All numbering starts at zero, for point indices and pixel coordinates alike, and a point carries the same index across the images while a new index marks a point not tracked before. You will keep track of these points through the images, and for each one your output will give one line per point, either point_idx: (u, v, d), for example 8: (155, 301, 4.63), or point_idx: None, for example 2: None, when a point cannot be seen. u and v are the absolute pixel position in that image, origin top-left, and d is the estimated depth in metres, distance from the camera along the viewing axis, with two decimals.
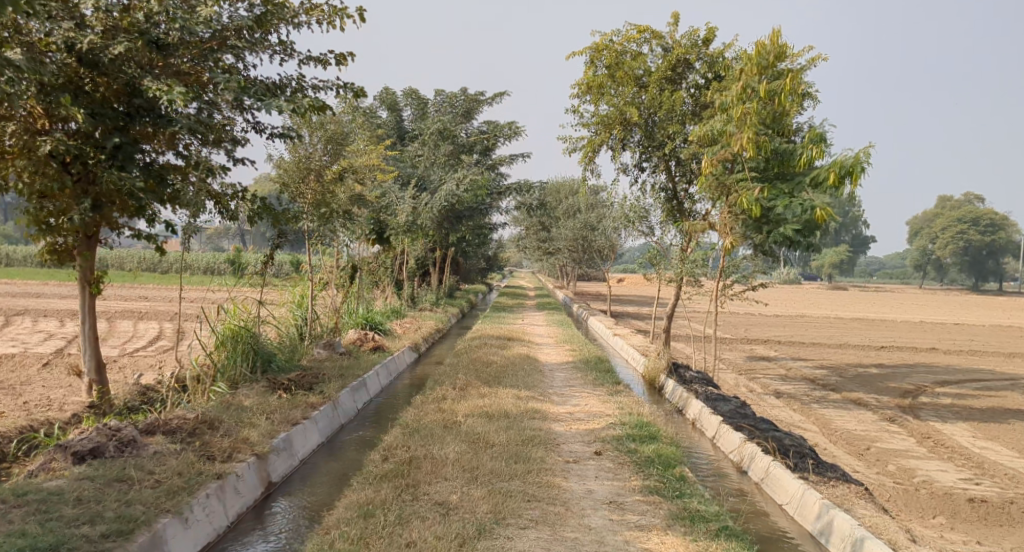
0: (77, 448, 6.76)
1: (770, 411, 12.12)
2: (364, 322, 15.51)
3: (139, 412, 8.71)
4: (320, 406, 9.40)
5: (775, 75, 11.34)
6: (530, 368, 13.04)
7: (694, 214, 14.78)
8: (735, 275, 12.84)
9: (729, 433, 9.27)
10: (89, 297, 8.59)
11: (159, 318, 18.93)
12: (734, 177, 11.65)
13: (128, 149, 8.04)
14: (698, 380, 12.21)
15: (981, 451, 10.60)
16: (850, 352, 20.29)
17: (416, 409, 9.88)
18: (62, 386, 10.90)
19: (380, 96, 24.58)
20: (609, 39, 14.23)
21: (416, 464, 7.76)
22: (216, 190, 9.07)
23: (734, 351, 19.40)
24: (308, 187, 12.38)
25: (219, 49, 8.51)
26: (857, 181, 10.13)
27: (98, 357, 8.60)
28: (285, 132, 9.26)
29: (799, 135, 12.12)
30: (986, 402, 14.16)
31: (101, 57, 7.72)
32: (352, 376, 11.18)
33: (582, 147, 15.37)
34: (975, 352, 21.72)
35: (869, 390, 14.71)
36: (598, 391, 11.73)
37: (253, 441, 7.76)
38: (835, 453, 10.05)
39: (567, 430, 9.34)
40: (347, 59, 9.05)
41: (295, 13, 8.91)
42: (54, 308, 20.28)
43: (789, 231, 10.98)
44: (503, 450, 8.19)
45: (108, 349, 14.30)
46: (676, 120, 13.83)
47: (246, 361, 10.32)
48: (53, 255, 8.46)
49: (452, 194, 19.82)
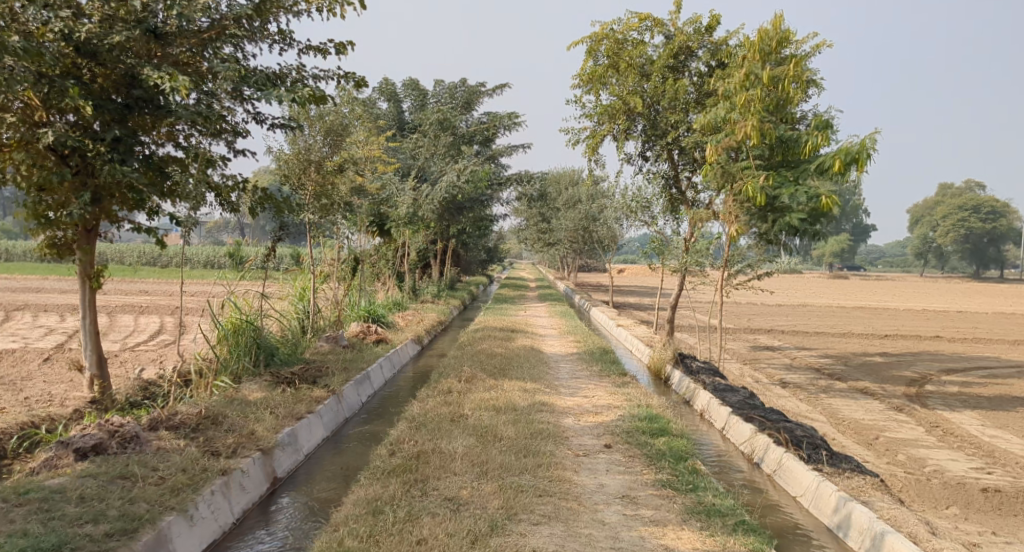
0: (79, 444, 6.64)
1: (777, 401, 12.01)
2: (366, 314, 15.37)
3: (142, 407, 8.61)
4: (324, 400, 9.27)
5: (777, 61, 11.31)
6: (535, 360, 12.93)
7: (698, 203, 14.63)
8: (740, 264, 12.77)
9: (739, 424, 9.16)
10: (89, 291, 8.45)
11: (160, 312, 18.81)
12: (738, 165, 11.46)
13: (128, 141, 7.92)
14: (704, 371, 12.10)
15: (992, 440, 10.49)
16: (855, 341, 20.17)
17: (422, 402, 9.76)
18: (63, 381, 10.77)
19: (379, 88, 24.43)
20: (610, 28, 14.07)
21: (425, 458, 7.65)
22: (216, 182, 8.92)
23: (737, 341, 19.29)
24: (309, 178, 12.24)
25: (218, 38, 8.34)
26: (863, 167, 10.02)
27: (99, 352, 8.48)
28: (285, 122, 9.12)
29: (805, 122, 12.07)
30: (993, 390, 14.06)
31: (100, 47, 7.58)
32: (356, 369, 11.06)
33: (584, 138, 15.22)
34: (979, 340, 21.61)
35: (875, 379, 14.59)
36: (604, 382, 11.62)
37: (258, 436, 7.65)
38: (845, 442, 9.94)
39: (576, 423, 9.23)
40: (347, 48, 8.90)
41: (294, 2, 8.74)
42: (54, 303, 20.11)
43: (795, 219, 10.86)
44: (511, 443, 8.07)
45: (110, 344, 14.17)
46: (678, 108, 13.70)
47: (249, 354, 10.21)
48: (53, 249, 8.36)
49: (453, 186, 19.65)
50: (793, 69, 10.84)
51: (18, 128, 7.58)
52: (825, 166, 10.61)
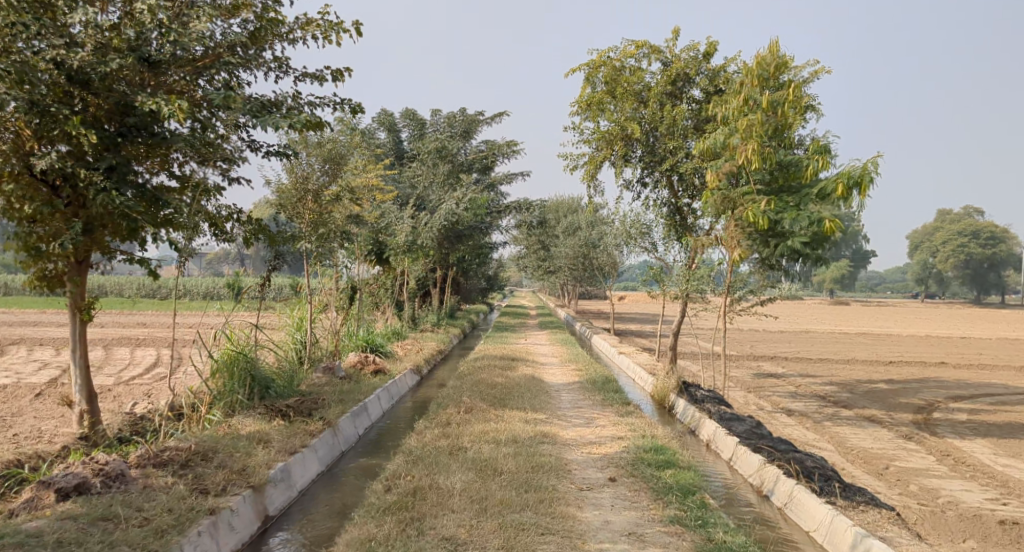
0: (61, 484, 6.36)
1: (784, 430, 11.72)
2: (364, 344, 15.12)
3: (131, 443, 8.32)
4: (319, 433, 9.01)
5: (777, 87, 11.20)
6: (537, 389, 12.64)
7: (699, 229, 14.39)
8: (742, 290, 12.33)
9: (747, 455, 8.89)
10: (79, 324, 8.15)
11: (156, 344, 18.60)
12: (738, 191, 11.26)
13: (122, 170, 7.68)
14: (709, 399, 11.82)
15: (1005, 469, 10.20)
16: (859, 368, 19.90)
17: (420, 434, 9.49)
18: (54, 417, 10.50)
19: (378, 118, 24.46)
20: (607, 55, 14.04)
21: (422, 494, 7.38)
22: (210, 211, 8.76)
23: (741, 368, 19.00)
24: (305, 207, 12.09)
25: (212, 66, 8.18)
26: (866, 191, 9.89)
27: (90, 385, 8.21)
28: (281, 150, 8.94)
29: (803, 147, 11.93)
30: (1002, 417, 13.77)
31: (93, 75, 7.39)
32: (353, 401, 10.81)
33: (584, 164, 15.11)
34: (985, 367, 21.28)
35: (882, 406, 14.31)
36: (608, 412, 11.35)
37: (250, 472, 7.38)
38: (855, 473, 9.66)
39: (580, 455, 8.96)
40: (344, 74, 8.76)
41: (289, 29, 8.60)
42: (49, 336, 19.81)
43: (796, 243, 10.64)
44: (512, 478, 7.80)
45: (104, 377, 13.91)
46: (677, 134, 13.49)
47: (243, 387, 9.92)
48: (42, 282, 8.01)
49: (452, 213, 19.50)
50: (793, 93, 10.73)
51: (10, 158, 7.43)
52: (827, 191, 10.48)
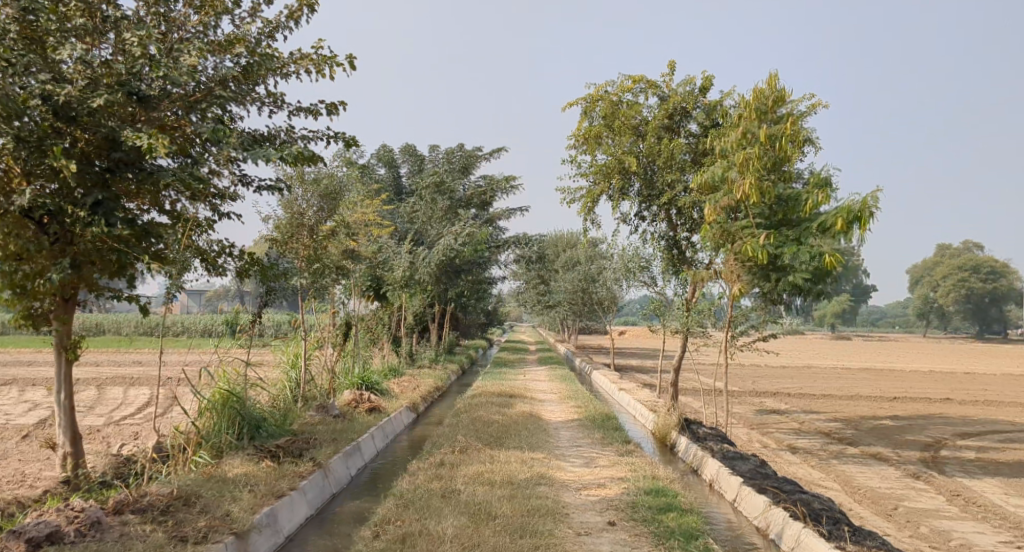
0: (33, 534, 6.06)
1: (789, 469, 11.40)
2: (360, 382, 14.82)
3: (113, 487, 8.02)
4: (309, 475, 8.71)
5: (774, 121, 11.00)
6: (535, 427, 12.33)
7: (698, 262, 14.18)
8: (744, 326, 12.11)
9: (752, 496, 8.58)
10: (65, 363, 7.90)
11: (150, 383, 18.27)
12: (737, 225, 11.02)
13: (109, 205, 7.42)
14: (712, 437, 11.52)
15: (1016, 510, 9.86)
16: (863, 404, 19.55)
17: (413, 476, 9.18)
18: (40, 460, 10.19)
19: (379, 154, 24.53)
20: (604, 89, 13.97)
21: (412, 540, 7.07)
22: (202, 247, 8.55)
23: (744, 405, 18.65)
24: (299, 243, 11.89)
25: (204, 101, 7.94)
26: (866, 226, 9.71)
27: (74, 426, 7.96)
28: (274, 185, 8.71)
29: (802, 180, 11.73)
30: (1012, 455, 13.40)
31: (81, 111, 7.25)
32: (346, 440, 10.51)
33: (581, 197, 14.94)
34: (992, 403, 20.90)
35: (888, 443, 13.96)
36: (608, 451, 11.03)
37: (234, 517, 7.08)
38: (863, 514, 9.33)
39: (579, 497, 8.65)
40: (338, 108, 8.63)
41: (283, 64, 8.51)
42: (43, 376, 19.45)
43: (797, 279, 10.43)
44: (507, 522, 7.49)
45: (94, 418, 13.55)
46: (675, 168, 13.35)
47: (232, 428, 9.62)
48: (28, 320, 7.73)
49: (451, 248, 19.32)
50: (791, 128, 10.55)
51: None
52: (826, 225, 10.23)
